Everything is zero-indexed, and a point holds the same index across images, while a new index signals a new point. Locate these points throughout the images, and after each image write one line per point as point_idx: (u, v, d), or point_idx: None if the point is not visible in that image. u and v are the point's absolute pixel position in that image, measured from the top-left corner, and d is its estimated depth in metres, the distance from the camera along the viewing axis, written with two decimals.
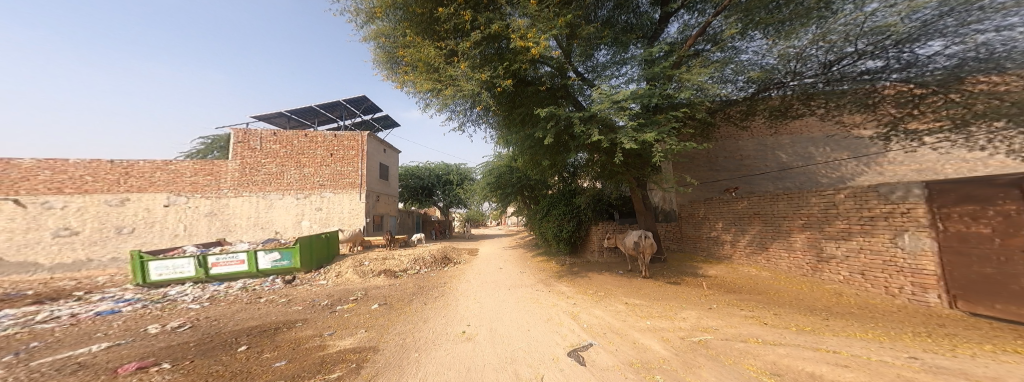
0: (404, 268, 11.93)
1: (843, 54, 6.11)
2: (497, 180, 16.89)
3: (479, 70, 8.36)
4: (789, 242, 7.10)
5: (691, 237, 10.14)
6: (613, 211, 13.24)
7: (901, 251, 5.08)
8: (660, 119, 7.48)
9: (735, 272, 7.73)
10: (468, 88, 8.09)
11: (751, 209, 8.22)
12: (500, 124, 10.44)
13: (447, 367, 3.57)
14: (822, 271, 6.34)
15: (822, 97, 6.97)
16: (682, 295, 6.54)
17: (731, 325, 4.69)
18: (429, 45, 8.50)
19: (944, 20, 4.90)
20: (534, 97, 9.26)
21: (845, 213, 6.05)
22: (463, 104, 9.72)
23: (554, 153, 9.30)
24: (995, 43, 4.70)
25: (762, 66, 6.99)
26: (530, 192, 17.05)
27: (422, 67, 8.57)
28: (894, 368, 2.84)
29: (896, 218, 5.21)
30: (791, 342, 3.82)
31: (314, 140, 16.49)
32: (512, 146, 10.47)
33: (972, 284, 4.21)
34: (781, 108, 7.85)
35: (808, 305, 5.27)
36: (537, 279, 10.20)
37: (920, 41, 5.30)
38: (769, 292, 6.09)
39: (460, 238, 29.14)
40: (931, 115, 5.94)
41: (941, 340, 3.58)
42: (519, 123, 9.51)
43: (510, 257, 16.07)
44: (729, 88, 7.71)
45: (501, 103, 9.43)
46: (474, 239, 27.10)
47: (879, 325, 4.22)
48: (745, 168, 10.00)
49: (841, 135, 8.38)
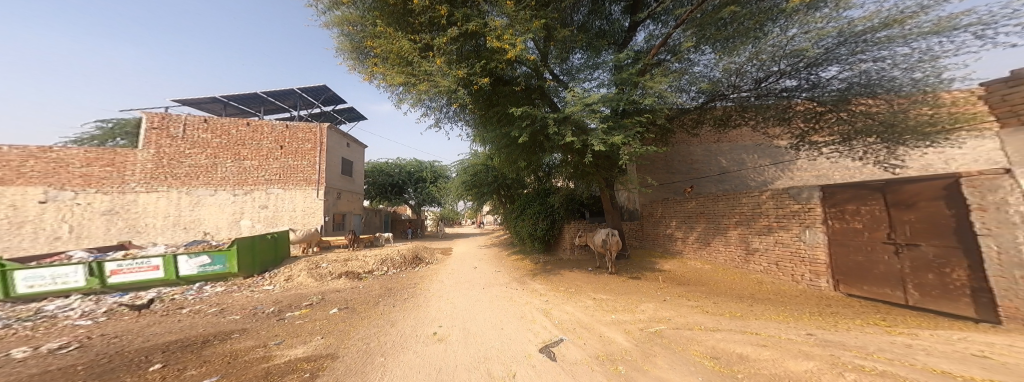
0: (370, 270, 11.29)
1: (770, 72, 6.89)
2: (472, 179, 16.71)
3: (455, 66, 8.19)
4: (726, 238, 7.84)
5: (650, 234, 10.87)
6: (584, 211, 13.76)
7: (803, 244, 5.91)
8: (627, 123, 7.86)
9: (685, 266, 8.45)
10: (444, 83, 7.86)
11: (698, 208, 8.96)
12: (478, 123, 10.28)
13: (415, 370, 3.47)
14: (749, 263, 7.10)
15: (754, 109, 7.79)
16: (644, 289, 7.00)
17: (682, 314, 5.14)
18: (401, 37, 8.11)
19: (840, 48, 5.93)
20: (507, 95, 9.24)
21: (767, 211, 6.79)
22: (439, 100, 9.38)
23: (530, 153, 9.53)
24: (872, 72, 5.88)
25: (710, 78, 7.56)
26: (506, 191, 16.95)
27: (394, 59, 8.20)
28: (797, 344, 3.32)
29: (804, 216, 5.98)
30: (726, 327, 4.30)
31: (258, 131, 14.91)
32: (489, 145, 10.32)
33: (850, 271, 5.08)
34: (723, 118, 8.61)
35: (737, 293, 5.93)
36: (512, 277, 10.25)
37: (822, 65, 6.32)
38: (711, 283, 6.77)
39: (434, 237, 28.28)
40: (827, 130, 7.11)
41: (829, 318, 4.27)
42: (495, 122, 9.44)
43: (485, 256, 15.91)
44: (683, 97, 8.21)
45: (478, 101, 9.30)
46: (449, 239, 26.48)
47: (787, 308, 4.89)
48: (695, 171, 10.89)
49: (765, 144, 9.80)
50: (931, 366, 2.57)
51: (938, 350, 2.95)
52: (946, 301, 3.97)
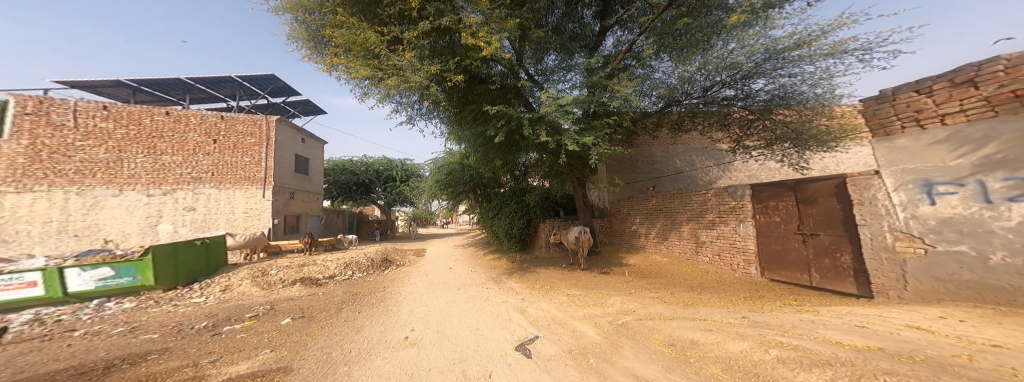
0: (333, 274, 10.47)
1: (715, 82, 7.57)
2: (446, 178, 16.32)
3: (427, 61, 7.85)
4: (679, 233, 8.17)
5: (619, 232, 11.08)
6: (558, 209, 14.17)
7: (740, 236, 6.47)
8: (597, 124, 7.95)
9: (647, 259, 8.86)
10: (414, 80, 7.56)
11: (660, 205, 9.05)
12: (451, 121, 9.91)
13: (385, 376, 3.29)
14: (700, 255, 7.48)
15: (702, 116, 8.60)
16: (610, 283, 7.25)
17: (644, 306, 5.40)
18: (366, 28, 7.65)
19: (767, 64, 6.81)
20: (478, 94, 9.08)
21: (714, 207, 7.18)
22: (408, 96, 8.96)
23: (507, 153, 9.54)
24: (789, 86, 7.08)
25: (668, 84, 7.98)
26: (484, 190, 16.62)
27: (358, 51, 7.71)
28: (737, 327, 3.68)
29: (742, 212, 6.51)
30: (681, 315, 4.62)
31: (181, 121, 13.17)
32: (464, 142, 10.05)
33: (771, 259, 5.86)
34: (677, 123, 9.10)
35: (688, 283, 6.42)
36: (488, 276, 10.25)
37: (753, 79, 7.25)
38: (668, 275, 7.20)
39: (405, 238, 27.29)
40: (755, 136, 8.39)
41: (757, 302, 4.81)
42: (471, 120, 9.22)
43: (460, 256, 15.62)
44: (646, 102, 8.46)
45: (451, 99, 9.01)
46: (422, 239, 25.70)
47: (725, 294, 5.44)
48: (656, 171, 11.50)
49: (709, 147, 10.90)
50: (829, 338, 3.04)
51: (835, 323, 3.46)
52: (838, 282, 4.76)
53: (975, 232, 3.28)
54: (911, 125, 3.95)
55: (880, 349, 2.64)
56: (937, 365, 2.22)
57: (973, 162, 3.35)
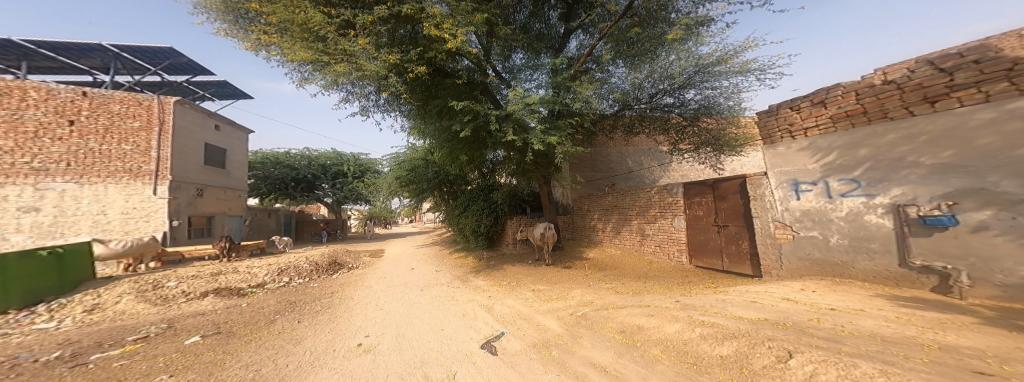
0: (257, 283, 8.12)
1: (658, 90, 7.79)
2: (410, 174, 15.18)
3: (384, 50, 6.44)
4: (624, 227, 8.24)
5: (579, 227, 10.54)
6: (525, 206, 13.73)
7: (676, 230, 6.69)
8: (562, 125, 7.24)
9: (603, 252, 8.68)
10: (368, 69, 6.27)
11: (613, 201, 8.74)
12: (415, 115, 8.64)
13: None
14: (643, 246, 7.60)
15: (649, 120, 8.61)
16: (573, 276, 6.85)
17: (601, 296, 5.08)
18: (308, 6, 6.18)
19: (696, 77, 7.35)
20: (450, 89, 7.44)
21: (654, 203, 7.27)
22: (360, 84, 7.26)
23: (473, 149, 8.07)
24: (713, 98, 7.79)
25: (622, 89, 7.92)
26: (450, 187, 15.80)
27: (298, 32, 6.40)
28: (673, 311, 3.68)
29: (675, 208, 6.73)
30: (628, 303, 4.51)
31: (12, 94, 9.52)
32: (427, 140, 8.68)
33: (697, 247, 6.23)
34: (628, 126, 8.91)
35: (635, 272, 6.59)
36: (452, 276, 8.89)
37: (684, 90, 7.73)
38: (620, 266, 7.23)
39: (360, 239, 25.21)
40: (686, 141, 8.86)
41: (686, 286, 5.12)
42: (435, 115, 7.75)
43: (423, 256, 14.63)
44: (604, 104, 8.09)
45: (414, 91, 7.58)
46: (379, 239, 23.91)
47: (661, 281, 5.72)
48: (613, 169, 11.71)
49: (653, 148, 11.97)
50: (734, 314, 3.24)
51: (735, 300, 3.74)
52: (742, 265, 5.29)
53: (826, 221, 3.86)
54: (786, 136, 4.35)
55: (763, 319, 2.93)
56: (807, 330, 2.53)
57: (826, 163, 3.87)
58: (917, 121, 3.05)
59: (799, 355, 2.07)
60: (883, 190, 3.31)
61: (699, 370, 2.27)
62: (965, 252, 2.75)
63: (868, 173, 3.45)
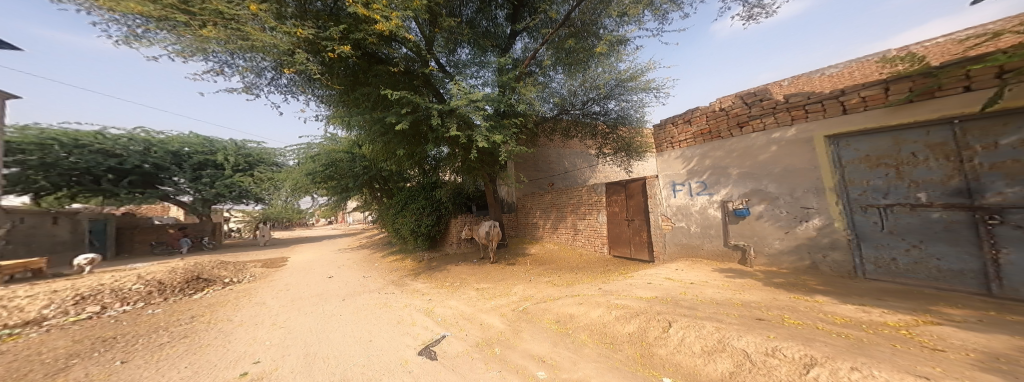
0: (25, 319, 4.85)
1: (590, 98, 8.49)
2: (329, 169, 13.29)
3: (290, 22, 5.27)
4: (561, 223, 8.67)
5: (523, 224, 10.76)
6: (470, 204, 12.71)
7: (599, 223, 7.31)
8: (507, 123, 7.02)
9: (542, 247, 9.00)
10: (262, 40, 4.99)
11: (553, 200, 9.03)
12: (336, 102, 7.28)
13: None
14: (575, 239, 8.15)
15: (584, 126, 9.26)
16: (515, 273, 6.90)
17: (540, 291, 5.21)
18: None
19: (617, 89, 8.31)
20: (387, 78, 6.63)
21: (583, 200, 7.80)
22: (250, 56, 5.68)
23: (414, 144, 7.24)
24: (629, 110, 8.93)
25: (560, 95, 8.43)
26: (382, 184, 14.44)
27: None
28: (600, 297, 3.94)
29: (597, 202, 7.37)
30: (562, 294, 4.74)
31: None
32: (354, 130, 7.55)
33: (614, 239, 6.82)
34: (564, 129, 9.41)
35: (570, 265, 6.99)
36: (386, 281, 7.86)
37: (607, 100, 8.61)
38: (556, 260, 7.61)
39: (271, 243, 21.43)
40: (610, 148, 9.83)
41: (606, 275, 5.66)
42: (364, 106, 6.81)
43: (352, 260, 13.09)
44: (545, 107, 8.50)
45: (335, 73, 6.46)
46: (297, 244, 20.77)
47: (588, 271, 6.20)
48: (553, 169, 12.25)
49: (584, 151, 13.01)
50: (638, 294, 3.66)
51: (639, 282, 4.20)
52: (642, 252, 5.92)
53: (687, 215, 4.66)
54: (667, 147, 4.99)
55: (655, 296, 3.36)
56: (680, 301, 2.99)
57: (690, 168, 4.62)
58: (732, 141, 4.10)
59: (675, 323, 2.50)
60: (717, 190, 4.26)
61: (614, 349, 2.54)
62: (752, 233, 3.88)
63: (709, 177, 4.36)
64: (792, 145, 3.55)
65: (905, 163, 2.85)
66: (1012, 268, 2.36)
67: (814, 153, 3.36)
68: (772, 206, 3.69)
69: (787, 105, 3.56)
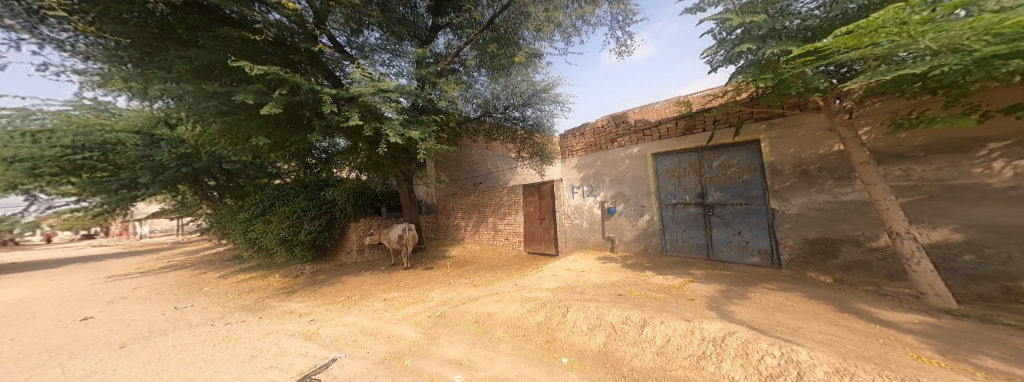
0: None
1: (512, 104, 8.90)
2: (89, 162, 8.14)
3: None
4: (484, 223, 8.77)
5: (443, 225, 10.49)
6: (379, 206, 10.30)
7: (517, 223, 7.71)
8: (426, 120, 6.74)
9: (464, 249, 8.90)
10: None
11: (474, 200, 9.10)
12: (108, 57, 4.53)
13: None
14: (497, 238, 8.38)
15: (504, 131, 9.64)
16: (433, 278, 6.63)
17: (459, 293, 5.16)
18: None
19: (534, 98, 8.93)
20: (240, 46, 4.65)
21: (505, 201, 8.07)
22: None
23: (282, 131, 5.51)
24: (545, 119, 9.68)
25: (483, 97, 8.62)
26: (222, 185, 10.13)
27: None
28: (515, 294, 4.14)
29: (516, 204, 7.72)
30: (481, 294, 4.81)
31: None
32: (161, 101, 5.14)
33: (529, 236, 7.29)
34: (487, 131, 9.60)
35: (490, 265, 7.12)
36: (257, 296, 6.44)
37: (526, 108, 9.15)
38: (478, 261, 7.66)
39: (64, 261, 14.77)
40: (529, 153, 10.35)
41: (522, 271, 6.04)
42: (196, 72, 4.68)
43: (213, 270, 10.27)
44: (469, 107, 8.53)
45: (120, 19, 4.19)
46: (120, 257, 14.98)
47: (506, 269, 6.49)
48: (475, 170, 12.30)
49: (506, 154, 13.47)
50: (546, 286, 4.04)
51: (548, 275, 4.62)
52: (550, 247, 6.59)
53: (580, 213, 5.45)
54: (570, 155, 5.64)
55: (558, 286, 3.76)
56: (574, 289, 3.44)
57: (583, 174, 5.38)
58: (606, 154, 5.01)
59: (571, 309, 2.85)
60: (598, 193, 5.12)
61: (526, 339, 2.74)
62: (615, 226, 4.89)
63: (593, 182, 5.19)
64: (634, 159, 4.68)
65: (685, 175, 4.23)
66: (719, 241, 3.97)
67: (645, 165, 4.56)
68: (625, 205, 4.76)
69: (635, 130, 4.68)
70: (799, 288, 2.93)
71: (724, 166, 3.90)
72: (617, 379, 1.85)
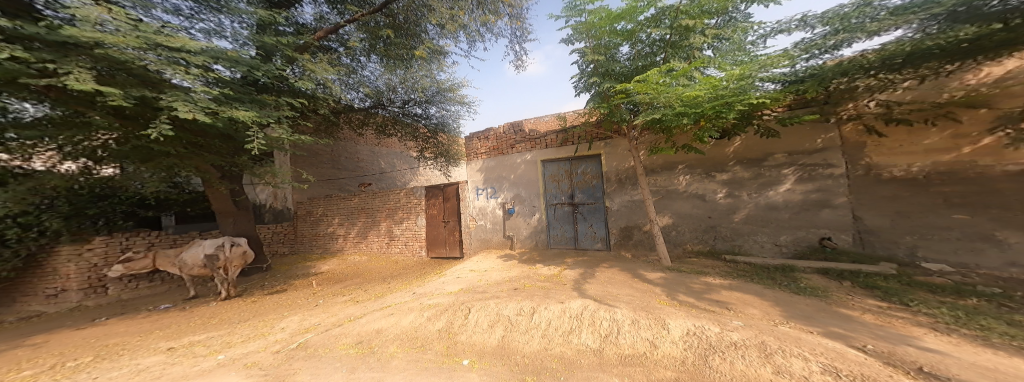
0: None
1: (409, 98, 8.42)
2: None
3: None
4: (377, 229, 7.78)
5: (308, 236, 8.91)
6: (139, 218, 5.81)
7: (418, 228, 7.20)
8: (268, 99, 4.50)
9: (343, 262, 7.62)
10: None
11: (360, 203, 8.03)
12: None
13: None
14: (393, 246, 7.60)
15: (396, 128, 9.02)
16: (295, 298, 5.21)
17: (332, 314, 4.34)
18: None
19: (438, 97, 8.69)
20: None
21: (402, 204, 7.40)
22: None
23: None
24: (448, 119, 9.43)
25: (375, 86, 7.70)
26: None
27: None
28: (406, 305, 3.81)
29: (412, 208, 7.26)
30: (371, 310, 4.32)
31: None
32: None
33: (431, 240, 6.99)
34: (381, 126, 8.78)
35: (383, 276, 6.32)
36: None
37: (427, 105, 8.80)
38: (365, 273, 6.66)
39: None
40: (430, 154, 9.87)
41: (422, 278, 5.74)
42: None
43: None
44: (352, 94, 7.47)
45: None
46: None
47: (401, 278, 5.99)
48: (361, 169, 10.86)
49: (402, 153, 12.49)
50: (449, 290, 3.96)
51: (449, 279, 4.56)
52: (454, 250, 6.50)
53: (485, 215, 5.64)
54: (475, 157, 5.78)
55: (461, 289, 3.78)
56: (475, 289, 3.55)
57: (487, 176, 5.61)
58: (506, 158, 5.41)
59: (473, 309, 2.92)
60: (500, 195, 5.47)
61: (424, 350, 2.60)
62: (514, 227, 5.33)
63: (496, 184, 5.51)
64: (529, 166, 5.22)
65: (562, 179, 5.02)
66: (581, 232, 4.88)
67: (536, 170, 5.15)
68: (521, 206, 5.27)
69: (529, 138, 5.23)
70: (626, 265, 3.98)
71: (585, 173, 4.85)
72: (512, 369, 2.00)
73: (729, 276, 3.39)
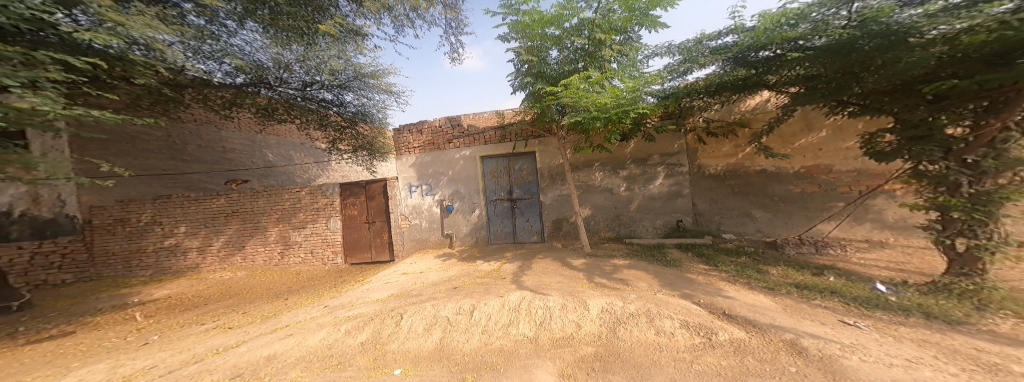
0: None
1: (314, 77, 4.51)
2: None
3: None
4: (264, 238, 5.73)
5: (102, 254, 5.30)
6: None
7: (331, 231, 5.78)
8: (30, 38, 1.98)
9: (201, 282, 5.16)
10: None
11: (227, 205, 5.60)
12: None
13: None
14: (293, 257, 5.78)
15: (287, 114, 4.83)
16: (107, 325, 3.44)
17: (172, 339, 2.94)
18: None
19: (353, 82, 4.88)
20: None
21: (302, 206, 5.68)
22: None
23: None
24: (373, 109, 5.56)
25: (251, 61, 3.86)
26: None
27: None
28: (314, 321, 3.17)
29: (328, 208, 5.77)
30: (282, 312, 3.69)
31: None
32: None
33: (350, 246, 5.85)
34: (267, 111, 4.63)
35: (275, 291, 4.68)
36: None
37: (344, 87, 4.84)
38: (240, 292, 4.67)
39: None
40: (346, 146, 5.72)
41: (339, 286, 4.77)
42: None
43: None
44: (197, 70, 3.62)
45: None
46: None
47: (311, 289, 4.74)
48: (226, 161, 5.59)
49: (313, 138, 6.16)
50: (376, 298, 3.70)
51: (376, 286, 4.24)
52: (384, 253, 5.77)
53: (419, 213, 5.42)
54: (406, 152, 5.53)
55: (389, 295, 3.61)
56: (409, 293, 3.44)
57: (421, 173, 5.39)
58: (444, 153, 5.27)
59: (406, 315, 2.79)
60: (436, 193, 5.33)
61: (341, 369, 2.16)
62: (452, 224, 5.27)
63: (432, 181, 5.33)
64: (467, 163, 5.20)
65: (501, 175, 5.16)
66: (520, 227, 5.14)
67: (475, 166, 5.17)
68: (461, 203, 5.24)
69: (468, 133, 5.20)
70: (554, 255, 4.35)
71: (522, 169, 5.09)
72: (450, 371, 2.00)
73: (630, 256, 4.05)
